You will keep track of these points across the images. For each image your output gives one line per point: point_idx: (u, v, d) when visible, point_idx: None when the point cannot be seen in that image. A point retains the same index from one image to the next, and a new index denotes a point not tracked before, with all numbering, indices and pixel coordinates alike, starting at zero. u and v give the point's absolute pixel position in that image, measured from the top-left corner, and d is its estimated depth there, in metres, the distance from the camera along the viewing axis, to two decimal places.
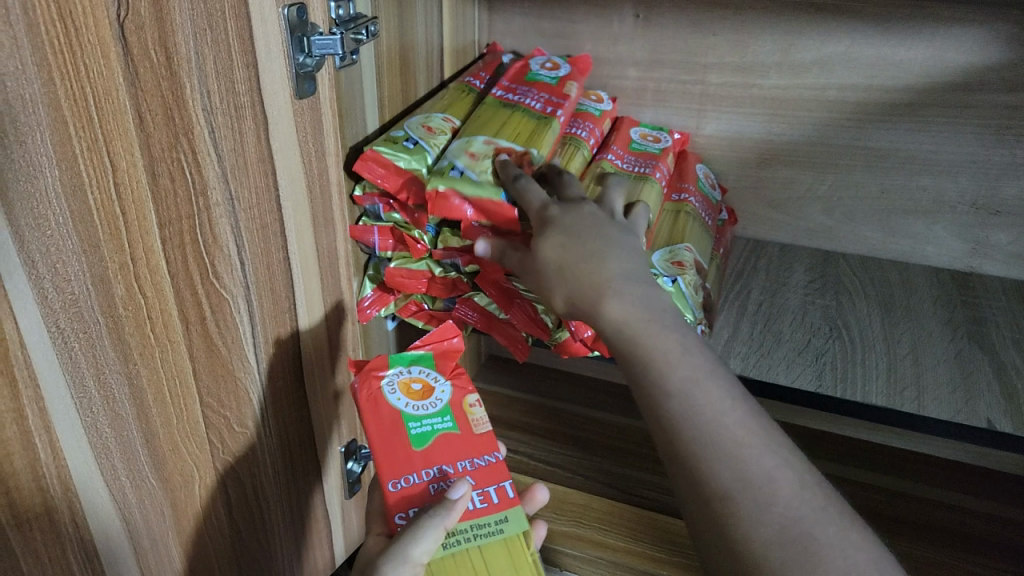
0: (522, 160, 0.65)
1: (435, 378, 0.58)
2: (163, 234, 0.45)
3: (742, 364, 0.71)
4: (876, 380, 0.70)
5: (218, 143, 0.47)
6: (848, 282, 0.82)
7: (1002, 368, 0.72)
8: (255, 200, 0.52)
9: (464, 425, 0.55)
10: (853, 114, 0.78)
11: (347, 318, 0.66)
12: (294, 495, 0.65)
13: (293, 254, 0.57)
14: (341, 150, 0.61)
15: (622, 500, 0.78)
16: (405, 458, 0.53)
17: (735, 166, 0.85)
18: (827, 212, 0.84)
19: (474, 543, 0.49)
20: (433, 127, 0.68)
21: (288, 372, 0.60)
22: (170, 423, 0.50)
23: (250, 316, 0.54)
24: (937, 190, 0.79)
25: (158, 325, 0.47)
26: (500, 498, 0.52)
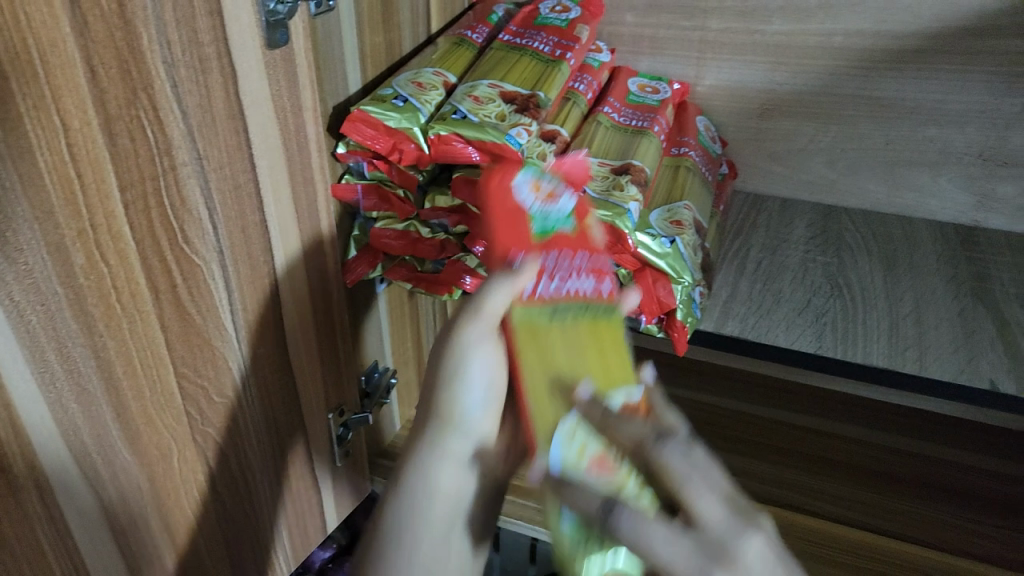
0: (528, 104, 0.63)
1: (562, 188, 0.52)
2: (126, 198, 0.43)
3: (739, 326, 0.69)
4: (878, 340, 0.68)
5: (181, 99, 0.45)
6: (850, 238, 0.79)
7: (1005, 326, 0.70)
8: (226, 160, 0.49)
9: (582, 229, 0.52)
10: (859, 61, 0.74)
11: (330, 282, 0.64)
12: (280, 464, 0.64)
13: (270, 216, 0.55)
14: (322, 107, 0.58)
15: None
16: (525, 241, 0.48)
17: (736, 118, 0.82)
18: (830, 164, 0.81)
19: (578, 318, 0.47)
20: (424, 83, 0.63)
21: (271, 339, 0.58)
22: (143, 395, 0.48)
23: (225, 283, 0.52)
24: (944, 142, 0.76)
25: (125, 294, 0.45)
26: (605, 293, 0.50)
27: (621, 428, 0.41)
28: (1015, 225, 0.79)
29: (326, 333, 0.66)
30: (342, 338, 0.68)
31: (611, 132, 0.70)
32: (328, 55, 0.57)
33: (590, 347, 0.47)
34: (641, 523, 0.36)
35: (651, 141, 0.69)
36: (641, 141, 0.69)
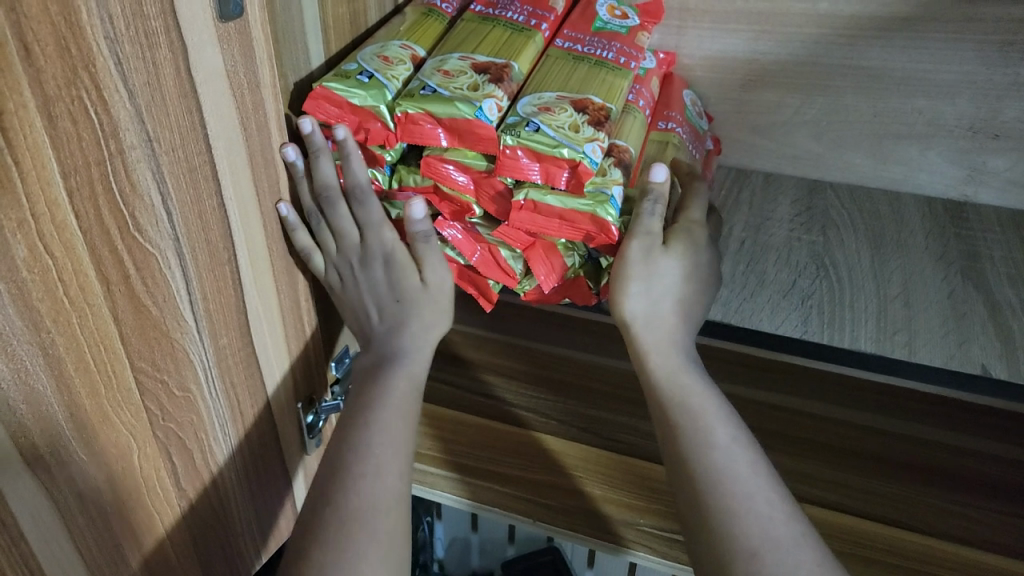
0: (502, 74, 0.59)
1: (630, 18, 0.70)
2: (69, 184, 0.40)
3: (722, 311, 0.69)
4: (865, 324, 0.68)
5: (126, 77, 0.41)
6: (837, 216, 0.77)
7: (997, 307, 0.69)
8: (178, 142, 0.46)
9: (631, 34, 0.68)
10: (845, 30, 0.70)
11: (296, 267, 0.61)
12: (251, 466, 0.62)
13: (229, 199, 0.52)
14: (281, 82, 0.55)
15: (600, 445, 0.74)
16: (585, 14, 0.69)
17: (716, 90, 0.78)
18: (815, 137, 0.78)
19: (586, 64, 0.63)
20: (390, 57, 0.60)
21: (233, 328, 0.55)
22: (97, 392, 0.46)
23: (183, 272, 0.49)
24: (933, 113, 0.73)
25: (73, 287, 0.42)
26: (621, 63, 0.65)
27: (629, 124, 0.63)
28: (1005, 200, 0.77)
29: (293, 318, 0.63)
30: (309, 330, 0.66)
31: (568, 64, 0.63)
32: (286, 26, 0.53)
33: (574, 77, 0.62)
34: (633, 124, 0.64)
35: (623, 78, 0.63)
36: (611, 78, 0.62)
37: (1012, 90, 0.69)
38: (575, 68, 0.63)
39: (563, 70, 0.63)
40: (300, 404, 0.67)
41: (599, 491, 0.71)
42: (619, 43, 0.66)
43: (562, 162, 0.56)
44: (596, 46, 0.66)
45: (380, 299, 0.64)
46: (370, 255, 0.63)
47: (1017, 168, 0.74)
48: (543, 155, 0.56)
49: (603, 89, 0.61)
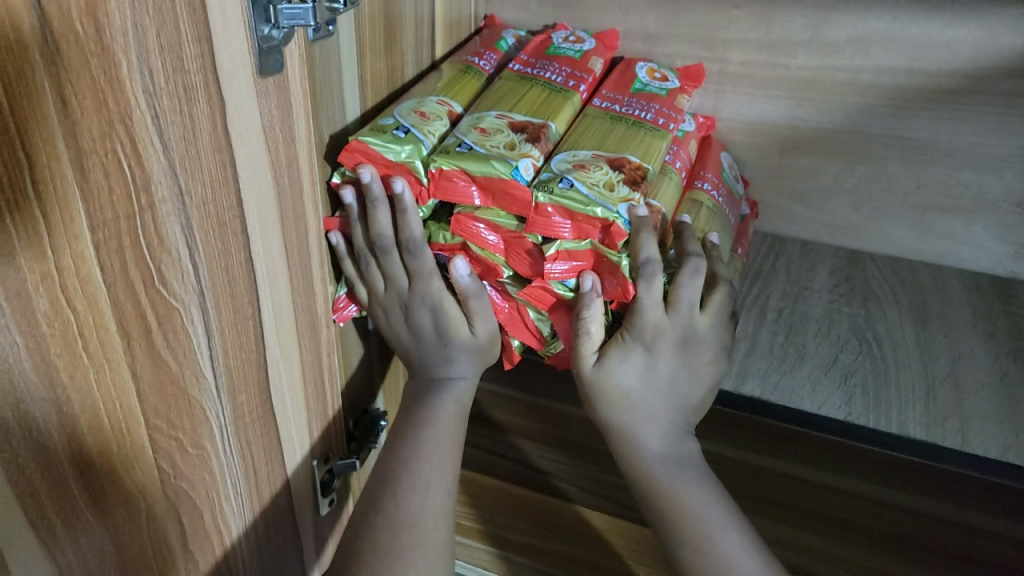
0: (539, 133, 0.59)
1: (671, 82, 0.69)
2: (96, 239, 0.40)
3: (761, 385, 0.66)
4: (914, 409, 0.64)
5: (164, 131, 0.40)
6: (877, 288, 0.75)
7: None
8: (210, 196, 0.44)
9: (670, 97, 0.67)
10: (889, 100, 0.69)
11: (318, 321, 0.59)
12: (265, 538, 0.58)
13: (257, 253, 0.50)
14: (316, 136, 0.54)
15: (619, 514, 0.71)
16: (624, 77, 0.68)
17: (754, 154, 0.76)
18: (855, 206, 0.76)
19: (623, 123, 0.63)
20: (427, 112, 0.59)
21: (253, 386, 0.53)
22: (110, 450, 0.45)
23: (206, 328, 0.47)
24: (980, 187, 0.71)
25: (93, 341, 0.42)
26: (660, 125, 0.64)
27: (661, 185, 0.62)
28: None
29: (315, 372, 0.60)
30: (331, 386, 0.63)
31: (606, 123, 0.63)
32: (325, 82, 0.53)
33: (616, 137, 0.61)
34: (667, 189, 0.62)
35: (661, 138, 0.62)
36: (649, 138, 0.62)
37: None
38: (613, 126, 0.62)
39: (600, 129, 0.62)
40: (316, 460, 0.63)
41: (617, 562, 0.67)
42: (658, 105, 0.66)
43: (595, 222, 0.55)
44: (634, 106, 0.65)
45: (433, 339, 0.62)
46: (414, 300, 0.61)
47: None
48: (575, 214, 0.55)
49: (641, 150, 0.60)
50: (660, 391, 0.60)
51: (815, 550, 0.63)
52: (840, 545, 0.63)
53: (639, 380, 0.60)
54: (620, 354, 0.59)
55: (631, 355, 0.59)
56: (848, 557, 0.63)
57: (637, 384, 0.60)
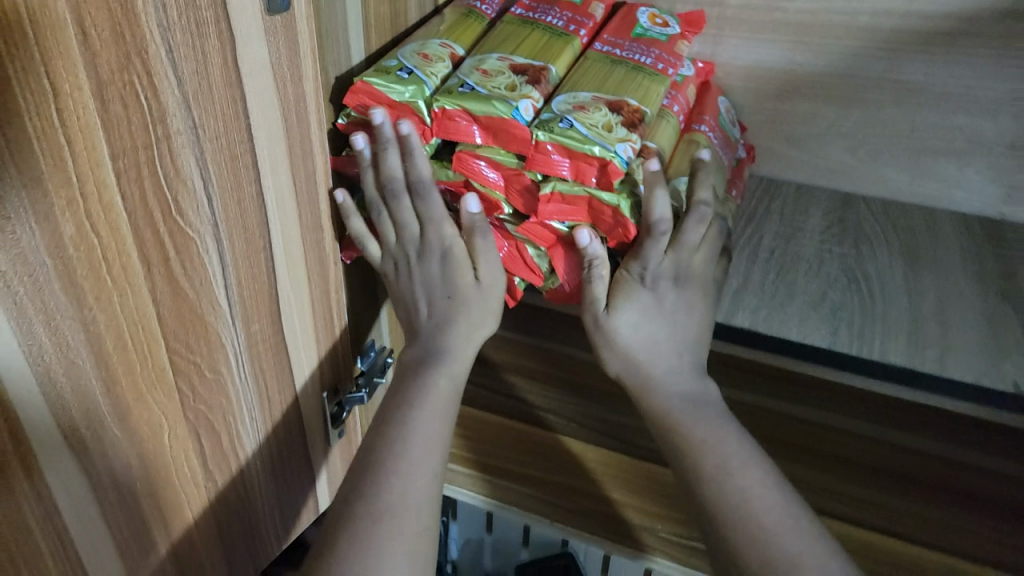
0: (540, 76, 0.60)
1: (671, 26, 0.70)
2: (118, 166, 0.41)
3: (752, 318, 0.66)
4: (896, 338, 0.65)
5: (177, 64, 0.42)
6: (868, 229, 0.76)
7: None
8: (221, 128, 0.47)
9: (670, 42, 0.68)
10: (883, 44, 0.70)
11: (326, 258, 0.61)
12: (277, 453, 0.63)
13: (268, 189, 0.52)
14: (325, 76, 0.55)
15: (618, 450, 0.74)
16: (625, 23, 0.69)
17: (751, 98, 0.77)
18: (850, 150, 0.77)
19: (622, 67, 0.64)
20: (430, 55, 0.60)
21: (265, 316, 0.56)
22: (134, 371, 0.47)
23: (221, 257, 0.50)
24: (974, 131, 0.72)
25: (116, 267, 0.43)
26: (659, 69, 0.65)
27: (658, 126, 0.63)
28: None
29: (323, 307, 0.63)
30: (338, 320, 0.66)
31: (605, 67, 0.63)
32: (330, 21, 0.54)
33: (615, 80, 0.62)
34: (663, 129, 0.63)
35: (659, 83, 0.63)
36: (647, 82, 0.63)
37: None
38: (612, 70, 0.63)
39: (598, 74, 0.62)
40: (326, 392, 0.67)
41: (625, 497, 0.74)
42: (657, 50, 0.66)
43: (592, 159, 0.56)
44: (635, 50, 0.66)
45: (439, 291, 0.63)
46: (427, 246, 0.62)
47: None
48: (575, 153, 0.56)
49: (639, 93, 0.61)
50: (665, 333, 0.62)
51: (826, 488, 0.67)
52: (851, 483, 0.67)
53: (642, 319, 0.61)
54: (624, 298, 0.61)
55: (636, 296, 0.61)
56: (859, 495, 0.66)
57: (644, 327, 0.61)
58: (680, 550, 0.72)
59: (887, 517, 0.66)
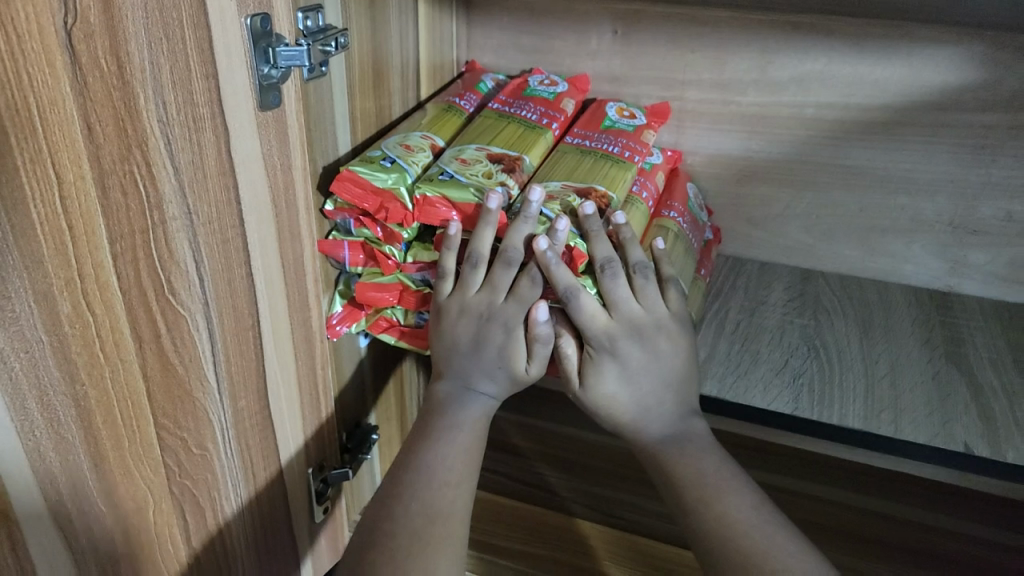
0: (514, 165, 0.63)
1: (639, 119, 0.74)
2: (115, 250, 0.45)
3: (717, 386, 0.63)
4: (853, 401, 0.62)
5: (174, 156, 0.46)
6: (827, 302, 0.75)
7: (979, 390, 0.64)
8: (215, 215, 0.50)
9: (637, 132, 0.71)
10: (830, 132, 0.74)
11: (312, 336, 0.63)
12: (262, 532, 0.63)
13: (257, 270, 0.55)
14: (311, 166, 0.59)
15: (604, 522, 0.76)
16: (596, 116, 0.73)
17: (714, 183, 0.80)
18: (806, 228, 0.79)
19: (593, 157, 0.66)
20: (411, 145, 0.64)
21: (252, 391, 0.58)
22: (122, 446, 0.49)
23: (210, 336, 0.53)
24: (915, 209, 0.74)
25: (108, 343, 0.46)
26: (627, 156, 0.67)
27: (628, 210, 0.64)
28: (989, 291, 0.76)
29: (308, 384, 0.65)
30: (325, 396, 0.68)
31: (577, 157, 0.66)
32: (318, 116, 0.58)
33: (584, 169, 0.65)
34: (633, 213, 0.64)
35: (626, 170, 0.65)
36: (616, 170, 0.65)
37: (986, 189, 0.71)
38: (584, 160, 0.66)
39: (570, 163, 0.65)
40: (311, 468, 0.68)
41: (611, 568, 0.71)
42: (627, 140, 0.70)
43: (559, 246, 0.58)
44: (605, 140, 0.69)
45: (491, 355, 0.59)
46: (494, 315, 0.58)
47: (998, 262, 0.74)
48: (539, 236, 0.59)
49: (608, 179, 0.64)
50: (640, 392, 0.59)
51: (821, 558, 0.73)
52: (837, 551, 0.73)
53: (622, 384, 0.59)
54: (598, 362, 0.59)
55: (604, 364, 0.59)
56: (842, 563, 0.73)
57: (623, 397, 0.59)
58: None
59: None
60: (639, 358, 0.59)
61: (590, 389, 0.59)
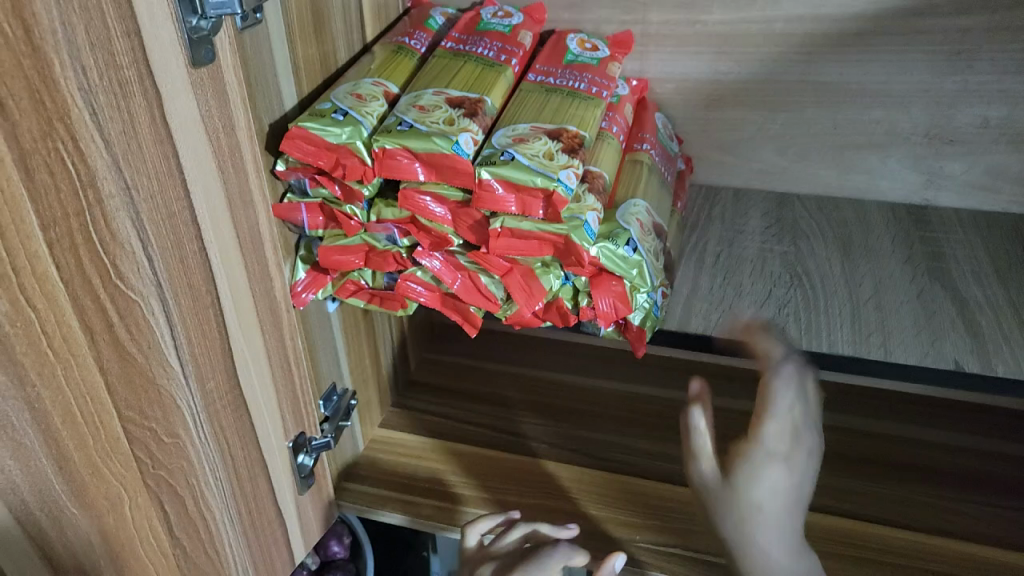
0: (476, 109, 0.58)
1: (602, 49, 0.70)
2: (50, 237, 0.41)
3: (702, 323, 0.61)
4: (841, 327, 0.62)
5: (102, 127, 0.41)
6: (804, 225, 0.74)
7: (963, 303, 0.64)
8: (156, 188, 0.46)
9: (601, 65, 0.68)
10: (801, 48, 0.71)
11: (280, 306, 0.59)
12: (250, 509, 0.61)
13: (210, 243, 0.51)
14: (255, 125, 0.54)
15: (594, 465, 0.76)
16: (557, 49, 0.69)
17: (683, 109, 0.77)
18: (779, 151, 0.77)
19: (559, 93, 0.63)
20: (363, 94, 0.58)
21: (220, 372, 0.55)
22: (86, 445, 0.46)
23: (167, 319, 0.49)
24: (890, 123, 0.73)
25: (56, 338, 0.43)
26: (594, 91, 0.64)
27: (600, 148, 0.61)
28: (965, 202, 0.75)
29: (279, 359, 0.61)
30: (298, 369, 0.64)
31: (541, 96, 0.62)
32: (259, 70, 0.53)
33: (550, 107, 0.61)
34: (604, 151, 0.61)
35: (595, 107, 0.62)
36: (585, 107, 0.61)
37: (962, 97, 0.70)
38: (549, 97, 0.62)
39: (535, 102, 0.61)
40: (290, 443, 0.65)
41: (593, 510, 0.71)
42: (591, 73, 0.66)
43: (537, 192, 0.53)
44: (568, 77, 0.65)
45: None
46: None
47: (974, 171, 0.73)
48: (519, 186, 0.53)
49: (578, 118, 0.60)
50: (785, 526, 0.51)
51: (818, 483, 0.73)
52: (826, 472, 0.74)
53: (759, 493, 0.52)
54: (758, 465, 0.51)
55: (762, 471, 0.51)
56: (834, 484, 0.73)
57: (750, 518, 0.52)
58: (661, 558, 0.67)
59: (867, 504, 0.71)
60: (801, 474, 0.52)
61: (738, 486, 0.52)
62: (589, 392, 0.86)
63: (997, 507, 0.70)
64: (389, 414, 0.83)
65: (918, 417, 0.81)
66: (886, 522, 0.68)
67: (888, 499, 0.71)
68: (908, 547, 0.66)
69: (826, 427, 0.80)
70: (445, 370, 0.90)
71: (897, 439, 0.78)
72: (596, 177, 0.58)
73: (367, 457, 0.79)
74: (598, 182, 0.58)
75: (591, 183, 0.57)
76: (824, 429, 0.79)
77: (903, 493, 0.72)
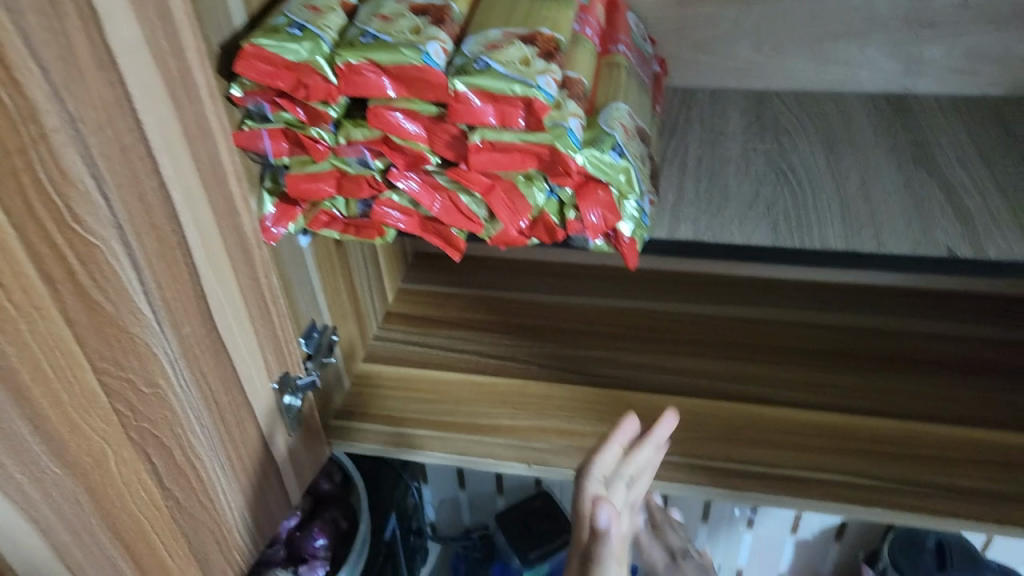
0: (443, 15, 0.54)
1: None
2: None
3: (692, 228, 0.60)
4: (831, 222, 0.61)
5: (36, 50, 0.37)
6: (785, 122, 0.72)
7: (951, 190, 0.64)
8: (104, 118, 0.42)
9: None
10: None
11: (251, 244, 0.56)
12: (240, 455, 0.60)
13: (170, 178, 0.47)
14: (206, 45, 0.49)
15: (583, 382, 0.76)
16: None
17: (655, 9, 0.74)
18: (756, 47, 0.74)
19: None
20: (319, 6, 0.54)
21: (195, 315, 0.52)
22: (62, 403, 0.43)
23: (133, 263, 0.45)
24: (868, 9, 0.71)
25: (14, 290, 0.39)
26: None
27: (575, 51, 0.58)
28: (944, 87, 0.74)
29: (257, 300, 0.58)
30: (277, 308, 0.61)
31: None
32: None
33: (520, 9, 0.57)
34: (580, 54, 0.58)
35: (566, 7, 0.58)
36: (556, 7, 0.58)
37: None
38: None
39: (504, 5, 0.57)
40: (275, 384, 0.63)
41: (586, 427, 0.71)
42: None
43: (516, 100, 0.50)
44: None
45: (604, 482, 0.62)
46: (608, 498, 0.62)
47: (954, 54, 0.72)
48: (497, 96, 0.50)
49: (551, 19, 0.56)
50: None
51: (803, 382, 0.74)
52: (810, 371, 0.76)
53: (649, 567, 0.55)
54: None
55: None
56: (819, 381, 0.74)
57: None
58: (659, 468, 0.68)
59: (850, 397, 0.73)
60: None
61: None
62: (574, 310, 0.85)
63: (978, 389, 0.73)
64: (370, 348, 0.81)
65: (898, 309, 0.82)
66: (871, 414, 0.71)
67: (873, 390, 0.73)
68: (899, 436, 0.69)
69: (808, 326, 0.81)
70: (424, 299, 0.88)
71: (880, 332, 0.80)
72: (575, 82, 0.55)
73: (351, 393, 0.77)
74: (578, 85, 0.55)
75: (572, 89, 0.54)
76: (807, 329, 0.81)
77: (887, 384, 0.74)
